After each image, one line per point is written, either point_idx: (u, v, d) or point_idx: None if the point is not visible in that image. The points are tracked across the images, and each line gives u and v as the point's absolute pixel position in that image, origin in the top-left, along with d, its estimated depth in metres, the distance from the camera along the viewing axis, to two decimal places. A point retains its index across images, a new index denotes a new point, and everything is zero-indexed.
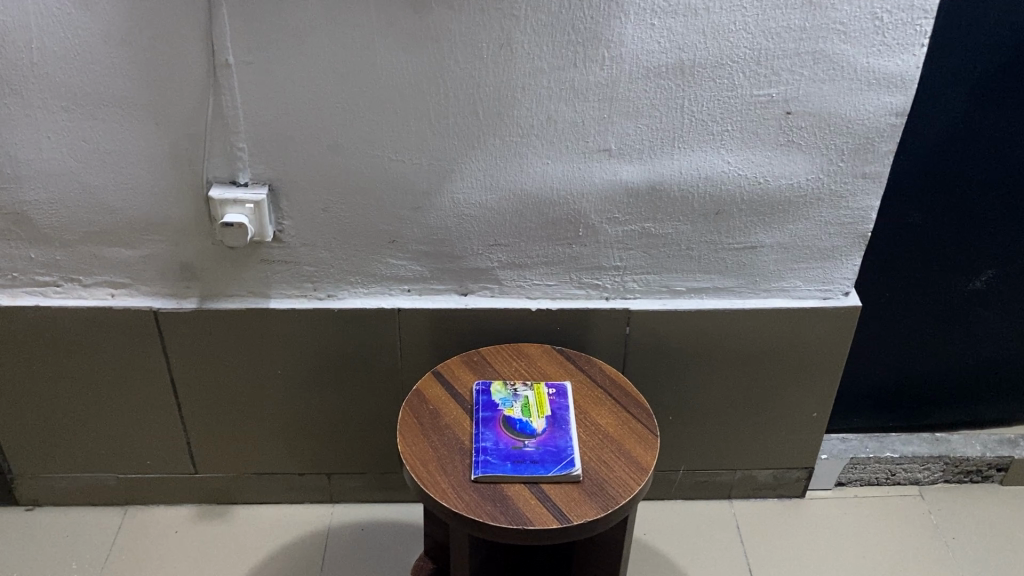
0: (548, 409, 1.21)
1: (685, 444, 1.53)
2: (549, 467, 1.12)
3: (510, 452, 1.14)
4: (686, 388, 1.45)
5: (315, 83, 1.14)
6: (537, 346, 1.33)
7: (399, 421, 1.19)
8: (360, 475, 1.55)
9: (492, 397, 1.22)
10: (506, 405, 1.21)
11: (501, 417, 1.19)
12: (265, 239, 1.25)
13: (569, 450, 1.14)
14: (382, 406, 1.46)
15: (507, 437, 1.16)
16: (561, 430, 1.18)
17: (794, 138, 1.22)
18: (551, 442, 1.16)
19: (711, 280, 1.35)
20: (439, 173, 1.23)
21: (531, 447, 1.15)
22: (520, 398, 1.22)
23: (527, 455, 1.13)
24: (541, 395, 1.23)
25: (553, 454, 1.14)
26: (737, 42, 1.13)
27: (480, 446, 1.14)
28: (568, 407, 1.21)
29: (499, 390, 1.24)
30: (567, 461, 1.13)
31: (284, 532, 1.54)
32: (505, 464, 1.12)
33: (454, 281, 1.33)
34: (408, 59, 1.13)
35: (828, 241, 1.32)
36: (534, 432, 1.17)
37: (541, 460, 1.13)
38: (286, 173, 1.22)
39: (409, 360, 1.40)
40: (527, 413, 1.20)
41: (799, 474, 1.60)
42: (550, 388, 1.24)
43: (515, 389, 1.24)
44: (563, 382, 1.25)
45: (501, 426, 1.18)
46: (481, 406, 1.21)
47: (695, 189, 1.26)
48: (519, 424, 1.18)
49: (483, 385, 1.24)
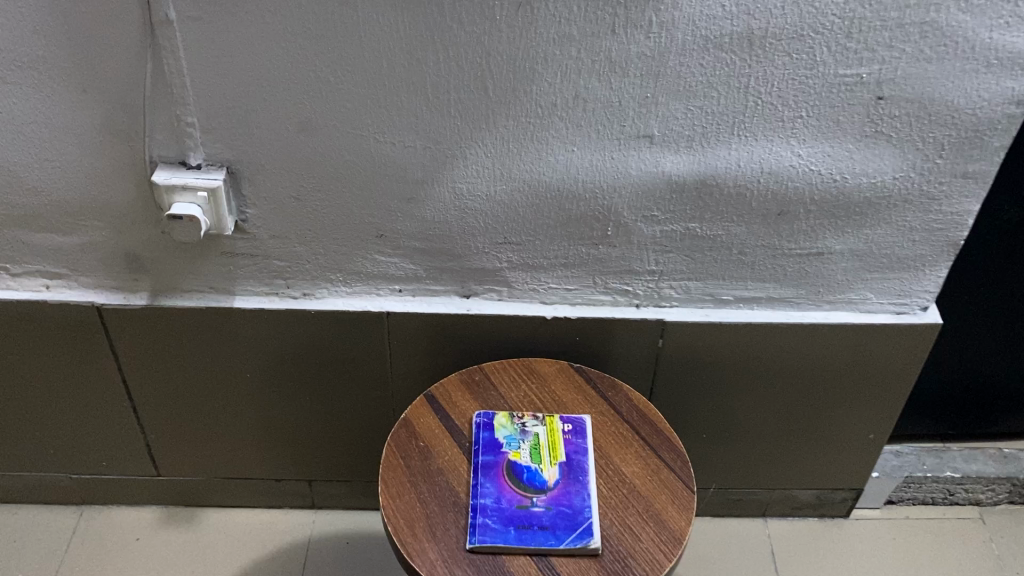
0: (562, 454, 1.00)
1: (719, 461, 1.33)
2: (561, 538, 0.92)
3: (515, 514, 0.94)
4: (726, 404, 1.24)
5: (280, 47, 0.89)
6: (552, 363, 1.11)
7: (382, 465, 0.99)
8: (346, 482, 1.36)
9: (495, 436, 1.01)
10: (512, 447, 1.01)
11: (506, 463, 0.99)
12: (225, 232, 1.03)
13: (586, 513, 0.95)
14: (369, 414, 1.26)
15: (512, 491, 0.96)
16: (577, 484, 0.98)
17: (884, 127, 0.97)
18: (564, 501, 0.96)
19: (765, 289, 1.12)
20: (438, 160, 0.99)
21: (541, 507, 0.95)
22: (529, 438, 1.02)
23: (535, 519, 0.94)
24: (554, 433, 1.02)
25: (566, 519, 0.94)
26: (824, 7, 0.87)
27: (478, 506, 0.95)
28: (586, 451, 1.01)
29: (504, 425, 1.03)
30: (584, 529, 0.93)
31: (259, 543, 1.37)
32: (509, 531, 0.93)
33: (454, 282, 1.11)
34: (398, 19, 0.87)
35: (912, 248, 1.08)
36: (545, 486, 0.97)
37: (553, 526, 0.94)
38: (248, 153, 0.98)
39: (401, 368, 1.19)
40: (537, 460, 1.00)
41: (845, 495, 1.40)
42: (565, 424, 1.04)
43: (524, 424, 1.03)
44: (582, 416, 1.05)
45: (505, 477, 0.98)
46: (482, 448, 1.00)
47: (755, 185, 1.01)
48: (526, 476, 0.98)
49: (485, 417, 1.03)
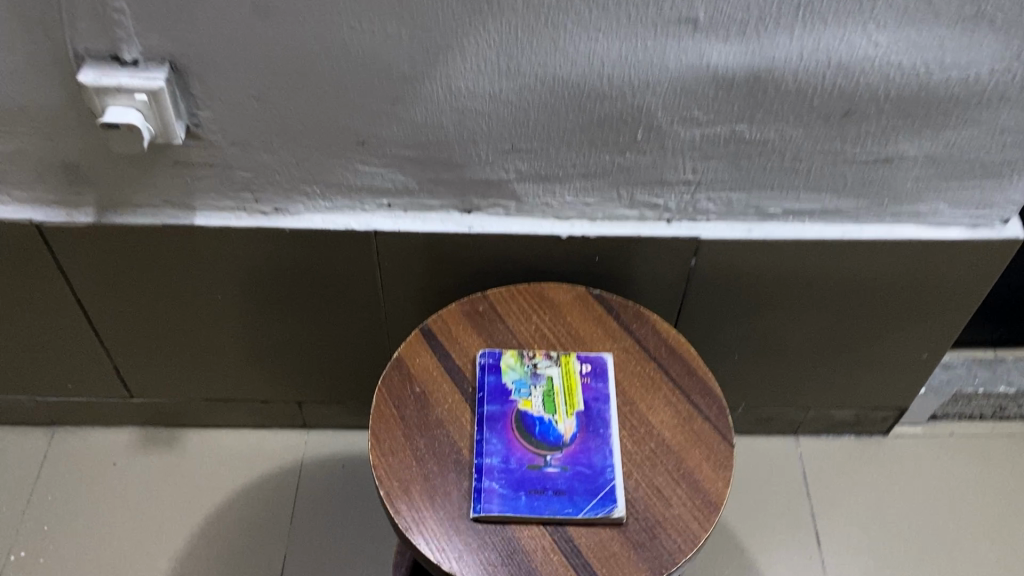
0: (580, 402, 0.86)
1: (750, 382, 1.20)
2: (580, 506, 0.80)
3: (526, 476, 0.81)
4: (763, 325, 1.10)
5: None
6: (567, 288, 0.96)
7: (372, 415, 0.86)
8: (338, 404, 1.24)
9: (502, 380, 0.87)
10: (522, 394, 0.86)
11: (515, 414, 0.85)
12: (175, 140, 0.86)
13: (608, 475, 0.82)
14: (360, 336, 1.12)
15: (522, 449, 0.83)
16: (598, 438, 0.84)
17: (989, 8, 0.76)
18: (583, 460, 0.83)
19: (819, 201, 0.95)
20: (428, 53, 0.80)
21: (556, 468, 0.82)
22: (542, 383, 0.87)
23: (550, 483, 0.81)
24: (571, 377, 0.88)
25: (586, 482, 0.81)
26: None
27: (483, 468, 0.82)
28: (608, 398, 0.87)
29: (512, 367, 0.88)
30: (606, 495, 0.80)
31: (246, 467, 1.26)
32: (519, 499, 0.80)
33: (452, 194, 0.94)
34: None
35: (1000, 153, 0.90)
36: (560, 442, 0.84)
37: (570, 492, 0.81)
38: (194, 46, 0.79)
39: (392, 289, 1.04)
40: (551, 410, 0.86)
41: (887, 414, 1.27)
42: (583, 364, 0.89)
43: (535, 365, 0.89)
44: (603, 354, 0.90)
45: (515, 431, 0.84)
46: (488, 395, 0.86)
47: (819, 79, 0.82)
48: (539, 429, 0.84)
49: (491, 357, 0.89)
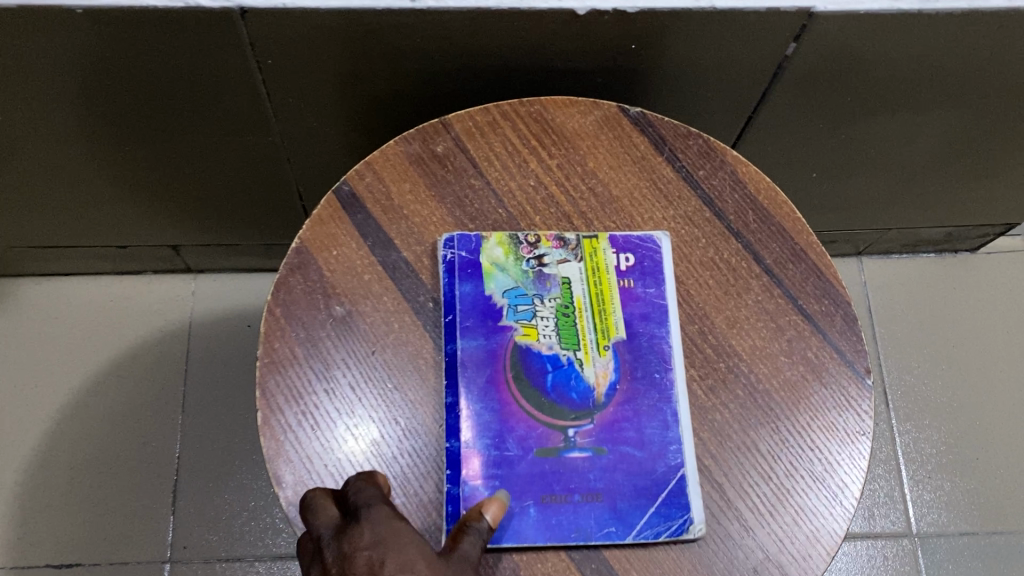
0: (620, 328, 0.51)
1: (820, 199, 0.85)
2: (628, 521, 0.47)
3: (535, 472, 0.48)
4: (865, 130, 0.72)
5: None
6: (585, 109, 0.57)
7: (265, 357, 0.49)
8: (239, 248, 0.89)
9: (485, 294, 0.52)
10: (519, 319, 0.51)
11: (511, 356, 0.50)
12: None
13: (672, 459, 0.49)
14: (248, 160, 0.73)
15: (526, 421, 0.49)
16: (653, 393, 0.50)
17: None
18: (629, 434, 0.49)
19: None
20: None
21: (585, 452, 0.48)
22: (553, 296, 0.52)
23: (576, 481, 0.48)
24: (603, 283, 0.52)
25: (636, 476, 0.48)
26: None
27: (461, 460, 0.48)
28: (666, 317, 0.52)
29: (502, 268, 0.52)
30: (671, 499, 0.48)
31: (115, 330, 0.91)
32: (525, 516, 0.47)
33: None
34: None
35: None
36: (590, 402, 0.49)
37: (610, 495, 0.48)
38: None
39: (286, 92, 0.63)
40: (571, 345, 0.51)
41: (988, 231, 0.95)
42: (621, 256, 0.53)
43: (540, 263, 0.52)
44: (655, 235, 0.53)
45: (512, 388, 0.49)
46: (462, 322, 0.51)
47: None
48: (552, 381, 0.50)
49: (462, 251, 0.52)
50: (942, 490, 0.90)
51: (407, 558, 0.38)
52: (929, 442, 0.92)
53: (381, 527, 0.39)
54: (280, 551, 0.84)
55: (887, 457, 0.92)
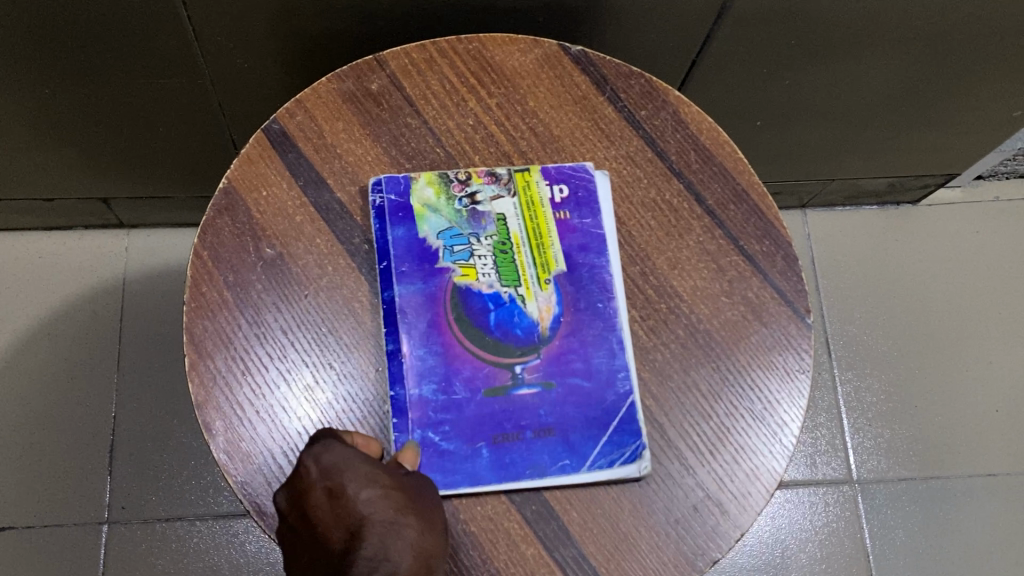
0: (560, 261, 0.50)
1: (764, 149, 0.85)
2: (582, 453, 0.47)
3: (484, 412, 0.47)
4: (807, 76, 0.72)
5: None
6: (523, 46, 0.55)
7: (192, 302, 0.48)
8: (173, 201, 0.86)
9: (420, 237, 0.50)
10: (457, 260, 0.50)
11: (451, 298, 0.49)
12: None
13: (621, 387, 0.48)
14: (177, 106, 0.70)
15: (472, 361, 0.48)
16: (598, 322, 0.49)
17: None
18: (577, 365, 0.48)
19: None
20: None
21: (534, 388, 0.48)
22: (489, 234, 0.51)
23: (526, 418, 0.47)
24: (539, 216, 0.51)
25: (585, 407, 0.48)
26: None
27: (408, 407, 0.47)
28: (604, 246, 0.51)
29: (434, 210, 0.51)
30: (622, 426, 0.47)
31: (46, 288, 0.88)
32: (478, 457, 0.46)
33: None
34: None
35: None
36: (535, 337, 0.49)
37: (562, 428, 0.47)
38: None
39: (215, 31, 0.61)
40: (511, 281, 0.50)
41: (929, 182, 0.95)
42: (555, 188, 0.52)
43: (473, 201, 0.51)
44: (585, 165, 0.53)
45: (454, 330, 0.48)
46: (398, 268, 0.49)
47: None
48: (495, 319, 0.49)
49: (391, 194, 0.50)
50: (882, 438, 0.92)
51: (365, 474, 0.39)
52: (870, 391, 0.94)
53: (327, 457, 0.39)
54: (222, 510, 0.83)
55: (829, 406, 0.93)
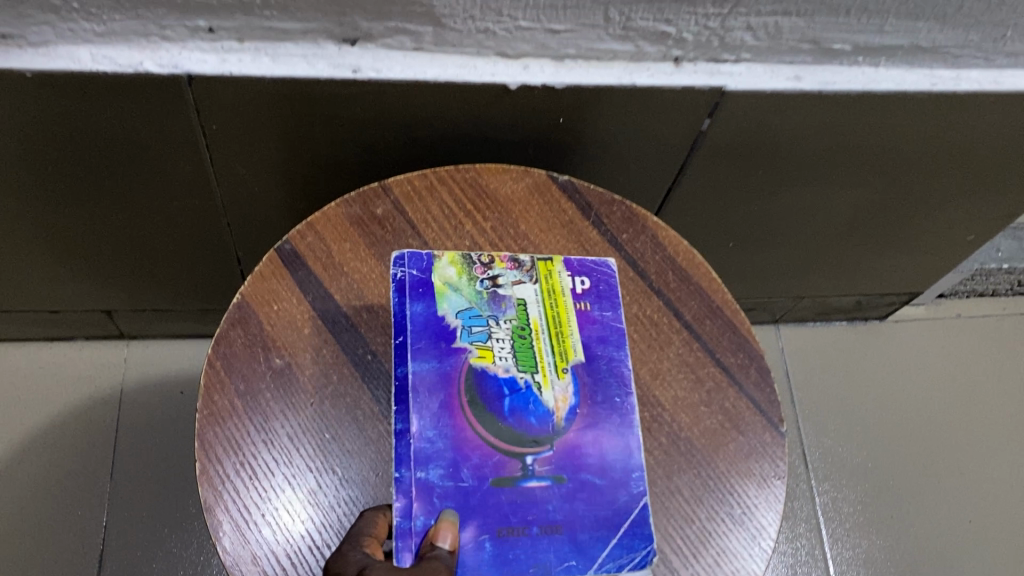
0: (578, 351, 0.53)
1: (738, 268, 0.90)
2: (589, 554, 0.48)
3: (496, 501, 0.48)
4: (775, 202, 0.78)
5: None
6: (516, 174, 0.60)
7: (203, 408, 0.50)
8: (174, 313, 0.89)
9: (438, 314, 0.53)
10: (474, 341, 0.52)
11: (467, 380, 0.51)
12: None
13: (633, 489, 0.50)
14: (186, 224, 0.75)
15: (482, 449, 0.49)
16: (615, 416, 0.52)
17: None
18: (590, 461, 0.50)
19: (912, 34, 0.60)
20: None
21: (543, 481, 0.49)
22: (508, 317, 0.53)
23: (534, 513, 0.48)
24: (559, 304, 0.55)
25: (596, 505, 0.49)
26: None
27: (412, 491, 0.47)
28: (622, 340, 0.55)
29: (455, 288, 0.54)
30: (632, 530, 0.49)
31: (44, 399, 0.90)
32: (481, 551, 0.47)
33: (323, 14, 0.54)
34: None
35: None
36: (549, 426, 0.50)
37: (570, 526, 0.48)
38: None
39: (229, 159, 0.66)
40: (528, 367, 0.52)
41: (893, 299, 1.01)
42: (576, 279, 0.56)
43: (495, 284, 0.54)
44: (605, 260, 0.57)
45: (467, 415, 0.50)
46: (415, 345, 0.51)
47: None
48: (510, 406, 0.50)
49: (413, 270, 0.54)
50: (860, 548, 0.94)
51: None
52: (847, 501, 0.96)
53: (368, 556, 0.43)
54: None
55: (808, 516, 0.95)
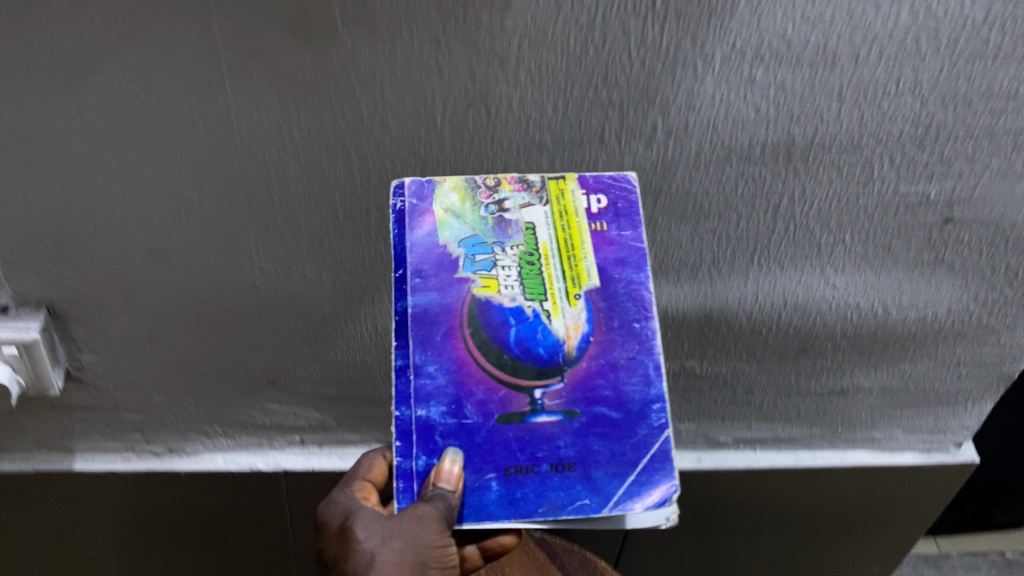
0: (592, 276, 0.57)
1: None
2: (605, 492, 0.52)
3: (506, 439, 0.53)
4: (709, 543, 1.03)
5: (109, 135, 0.58)
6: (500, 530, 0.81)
7: None
8: None
9: (439, 243, 0.57)
10: (479, 270, 0.56)
11: (469, 310, 0.55)
12: (52, 391, 0.73)
13: (654, 420, 0.54)
14: (266, 568, 1.00)
15: (486, 383, 0.54)
16: (632, 342, 0.55)
17: (945, 254, 0.72)
18: (607, 394, 0.54)
19: (771, 430, 0.89)
20: (352, 293, 0.71)
21: (553, 416, 0.54)
22: (515, 243, 0.57)
23: (544, 450, 0.53)
24: (571, 227, 0.58)
25: (609, 441, 0.54)
26: (892, 109, 0.62)
27: (413, 430, 0.53)
28: (640, 261, 0.57)
29: (457, 216, 0.58)
30: (649, 466, 0.53)
31: None
32: (487, 490, 0.52)
33: (376, 430, 0.84)
34: (296, 148, 0.60)
35: (954, 383, 0.85)
36: (558, 354, 0.55)
37: (582, 463, 0.53)
38: (82, 296, 0.69)
39: (303, 521, 0.93)
40: (535, 296, 0.56)
41: None
42: (592, 199, 0.59)
43: (501, 209, 0.58)
44: (625, 178, 0.60)
45: (469, 344, 0.55)
46: (416, 278, 0.56)
47: (774, 319, 0.77)
48: (516, 335, 0.55)
49: (414, 199, 0.58)
50: None
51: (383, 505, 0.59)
52: None
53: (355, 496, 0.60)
54: None
55: None
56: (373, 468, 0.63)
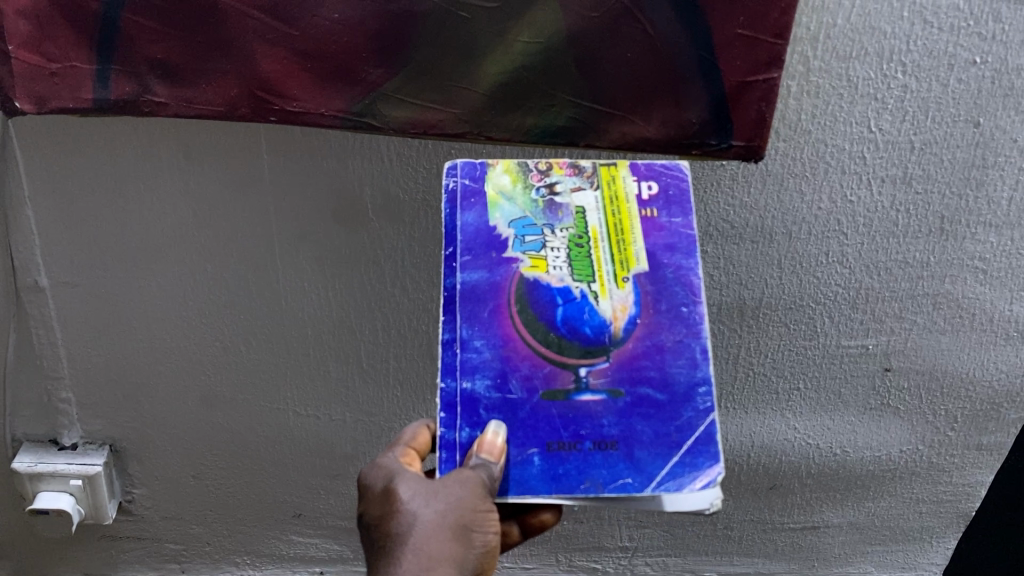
0: (641, 260, 0.54)
1: None
2: (648, 471, 0.50)
3: (549, 415, 0.51)
4: None
5: (177, 295, 0.71)
6: None
7: None
8: None
9: (490, 224, 0.54)
10: (528, 250, 0.54)
11: (517, 289, 0.53)
12: (105, 521, 0.83)
13: (700, 403, 0.52)
14: None
15: (531, 359, 0.52)
16: (679, 326, 0.53)
17: (891, 400, 0.83)
18: (652, 374, 0.52)
19: (753, 565, 0.97)
20: (372, 434, 0.80)
21: (598, 395, 0.52)
22: (565, 226, 0.54)
23: (588, 427, 0.51)
24: (622, 211, 0.55)
25: (654, 423, 0.51)
26: (825, 277, 0.74)
27: (458, 401, 0.51)
28: (691, 247, 0.54)
29: (509, 198, 0.55)
30: (694, 447, 0.51)
31: None
32: (529, 465, 0.50)
33: None
34: (329, 303, 0.72)
35: (918, 520, 0.93)
36: (605, 335, 0.52)
37: (625, 442, 0.51)
38: (139, 434, 0.80)
39: None
40: (585, 277, 0.53)
41: None
42: (644, 184, 0.55)
43: (553, 192, 0.55)
44: (677, 165, 0.56)
45: (516, 322, 0.52)
46: (464, 255, 0.54)
47: (744, 459, 0.87)
48: (563, 315, 0.52)
49: (464, 179, 0.56)
50: None
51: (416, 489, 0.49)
52: None
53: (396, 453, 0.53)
54: None
55: None
56: (417, 436, 0.55)
